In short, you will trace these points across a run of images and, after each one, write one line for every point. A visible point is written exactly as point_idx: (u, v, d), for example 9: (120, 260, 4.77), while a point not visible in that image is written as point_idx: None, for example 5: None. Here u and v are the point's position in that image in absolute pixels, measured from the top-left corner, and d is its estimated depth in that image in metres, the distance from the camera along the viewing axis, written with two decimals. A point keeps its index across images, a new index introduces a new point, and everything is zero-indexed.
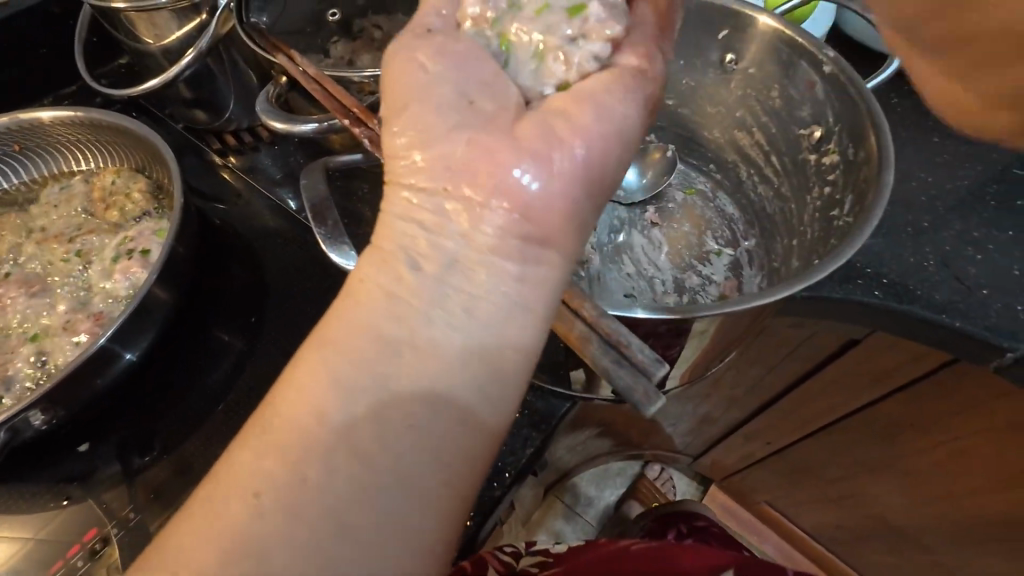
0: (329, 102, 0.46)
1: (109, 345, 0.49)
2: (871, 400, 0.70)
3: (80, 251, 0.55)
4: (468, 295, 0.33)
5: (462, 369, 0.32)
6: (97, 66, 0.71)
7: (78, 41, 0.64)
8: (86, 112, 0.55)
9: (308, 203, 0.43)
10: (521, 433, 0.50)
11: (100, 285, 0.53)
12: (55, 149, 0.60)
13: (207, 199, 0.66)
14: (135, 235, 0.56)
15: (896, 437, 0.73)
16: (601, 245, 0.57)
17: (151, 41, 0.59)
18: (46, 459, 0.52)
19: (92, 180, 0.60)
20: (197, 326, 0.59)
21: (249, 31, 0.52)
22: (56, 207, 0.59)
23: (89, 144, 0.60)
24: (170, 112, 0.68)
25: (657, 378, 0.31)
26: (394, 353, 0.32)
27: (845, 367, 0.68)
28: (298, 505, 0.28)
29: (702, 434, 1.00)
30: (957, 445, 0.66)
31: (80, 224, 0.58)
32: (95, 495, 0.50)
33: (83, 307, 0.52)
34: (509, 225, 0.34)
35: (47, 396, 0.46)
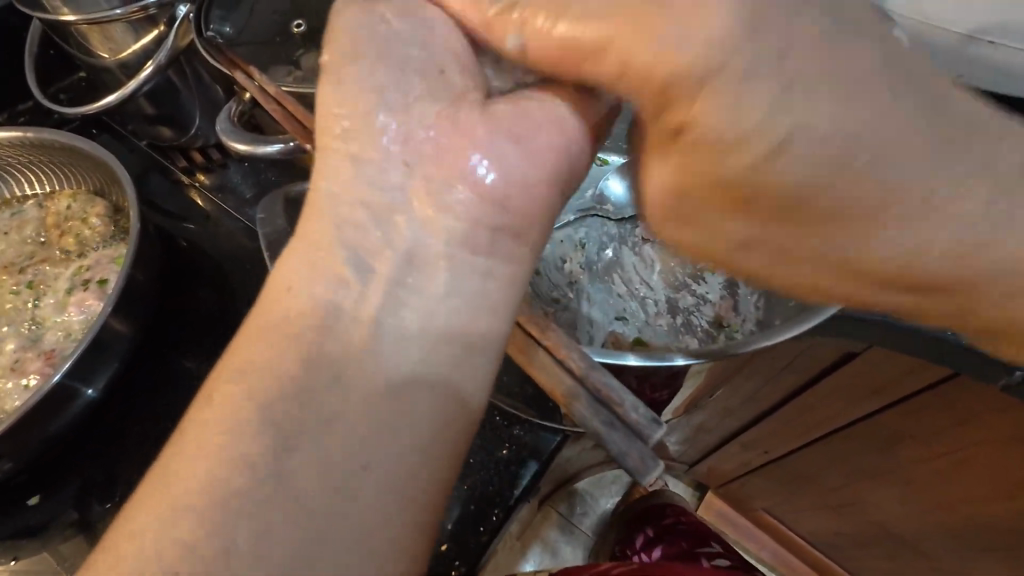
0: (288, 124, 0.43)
1: (64, 384, 0.46)
2: (874, 411, 0.68)
3: (31, 283, 0.52)
4: (418, 304, 0.31)
5: (399, 395, 0.29)
6: (54, 80, 0.67)
7: (30, 60, 0.61)
8: (35, 132, 0.51)
9: (268, 236, 0.40)
10: (509, 469, 0.47)
11: (53, 320, 0.49)
12: (5, 172, 0.57)
13: (173, 219, 0.62)
14: (92, 263, 0.52)
15: (897, 445, 0.70)
16: (589, 263, 0.55)
17: (107, 55, 0.56)
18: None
19: (47, 205, 0.57)
20: (158, 357, 0.55)
21: (207, 46, 0.50)
22: (7, 234, 0.55)
23: (42, 166, 0.56)
24: (132, 129, 0.64)
25: (652, 441, 0.29)
26: (329, 374, 0.29)
27: (844, 378, 0.65)
28: (251, 560, 0.26)
29: (698, 443, 0.98)
30: (959, 455, 0.63)
31: (33, 252, 0.54)
32: (52, 546, 0.47)
33: (34, 344, 0.49)
34: (467, 223, 0.32)
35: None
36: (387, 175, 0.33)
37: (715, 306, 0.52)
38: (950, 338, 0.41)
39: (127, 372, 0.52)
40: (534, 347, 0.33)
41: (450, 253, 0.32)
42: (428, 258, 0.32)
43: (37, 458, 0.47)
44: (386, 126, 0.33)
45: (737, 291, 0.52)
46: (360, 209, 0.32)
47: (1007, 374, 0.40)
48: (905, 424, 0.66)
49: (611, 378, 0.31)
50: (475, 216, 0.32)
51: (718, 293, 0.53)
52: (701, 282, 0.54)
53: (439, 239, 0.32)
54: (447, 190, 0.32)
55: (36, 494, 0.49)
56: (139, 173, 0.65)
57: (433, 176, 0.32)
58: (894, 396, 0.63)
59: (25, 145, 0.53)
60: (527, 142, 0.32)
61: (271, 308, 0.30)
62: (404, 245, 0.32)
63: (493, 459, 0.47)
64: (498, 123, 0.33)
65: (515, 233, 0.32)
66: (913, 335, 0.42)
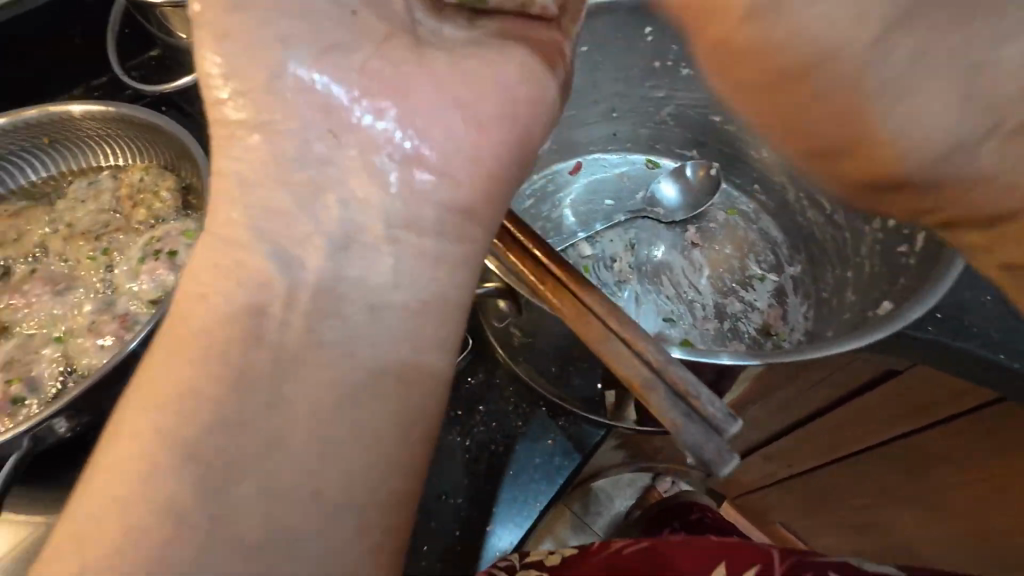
0: None
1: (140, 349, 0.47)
2: (908, 432, 0.67)
3: (107, 250, 0.56)
4: (353, 286, 0.32)
5: (320, 370, 0.30)
6: (128, 58, 0.70)
7: (111, 37, 0.63)
8: (120, 107, 0.53)
9: None
10: (552, 460, 0.48)
11: (126, 286, 0.52)
12: (79, 142, 0.59)
13: None
14: (163, 235, 0.55)
15: (928, 467, 0.70)
16: (640, 264, 0.58)
17: (185, 37, 0.58)
18: (65, 461, 0.50)
19: (120, 176, 0.59)
20: None
21: None
22: (84, 202, 0.58)
23: (119, 140, 0.59)
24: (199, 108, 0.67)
25: (727, 434, 0.30)
26: (248, 343, 0.30)
27: (881, 397, 0.65)
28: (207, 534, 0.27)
29: None
30: (993, 482, 0.63)
31: (108, 221, 0.58)
32: None
33: (108, 307, 0.52)
34: (410, 204, 0.33)
35: (73, 404, 0.45)
36: (304, 148, 0.34)
37: (763, 313, 0.53)
38: (1002, 363, 0.41)
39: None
40: (605, 328, 0.33)
41: (388, 231, 0.33)
42: (364, 238, 0.33)
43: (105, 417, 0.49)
44: (299, 87, 0.34)
45: (786, 300, 0.55)
46: (282, 193, 0.33)
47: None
48: (942, 448, 0.65)
49: (686, 372, 0.32)
50: (411, 196, 0.33)
51: (765, 300, 0.54)
52: (752, 294, 0.55)
53: (373, 217, 0.33)
54: (381, 169, 0.34)
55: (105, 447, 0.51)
56: None
57: (360, 153, 0.34)
58: (931, 418, 0.63)
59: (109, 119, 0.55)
60: (450, 120, 0.34)
61: (199, 289, 0.32)
62: (338, 225, 0.33)
63: (536, 447, 0.49)
64: (420, 95, 0.34)
65: (464, 208, 0.34)
66: (965, 357, 0.42)
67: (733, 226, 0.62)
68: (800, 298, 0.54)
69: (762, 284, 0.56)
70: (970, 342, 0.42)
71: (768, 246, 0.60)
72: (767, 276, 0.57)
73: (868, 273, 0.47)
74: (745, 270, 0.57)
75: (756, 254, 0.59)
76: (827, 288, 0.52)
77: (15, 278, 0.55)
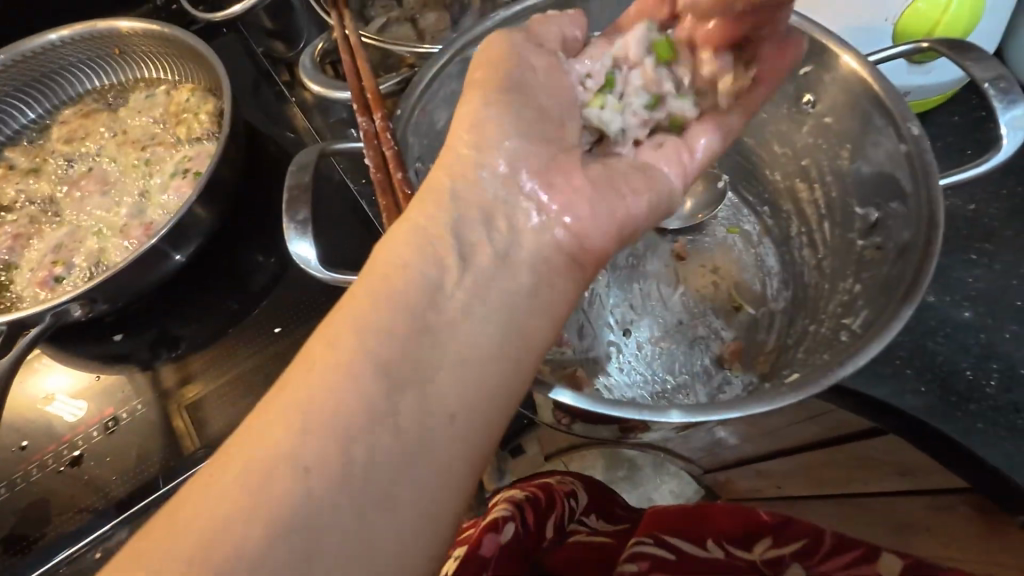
0: (350, 79, 0.42)
1: (161, 247, 0.55)
2: (890, 490, 0.71)
3: (148, 160, 0.63)
4: None
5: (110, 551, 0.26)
6: None
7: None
8: (169, 29, 0.61)
9: (289, 182, 0.38)
10: None
11: (157, 198, 0.61)
12: (143, 59, 0.67)
13: (265, 122, 0.68)
14: (193, 156, 0.63)
15: (895, 499, 0.71)
16: (615, 267, 0.55)
17: None
18: (94, 336, 0.58)
19: (171, 93, 0.67)
20: (238, 242, 0.63)
21: None
22: (140, 112, 0.66)
23: (165, 57, 0.66)
24: (252, 37, 0.72)
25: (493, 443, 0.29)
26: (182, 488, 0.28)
27: (873, 448, 0.67)
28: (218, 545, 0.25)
29: (712, 456, 0.93)
30: (932, 520, 0.68)
31: (155, 133, 0.65)
32: (126, 373, 0.57)
33: (139, 215, 0.60)
34: None
35: (89, 294, 0.52)
36: None
37: (724, 345, 0.51)
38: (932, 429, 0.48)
39: (206, 251, 0.62)
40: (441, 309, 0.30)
41: None
42: None
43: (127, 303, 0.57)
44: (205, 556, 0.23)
45: (754, 338, 0.51)
46: None
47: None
48: (919, 513, 0.69)
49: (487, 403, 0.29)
50: None
51: (734, 333, 0.52)
52: (702, 332, 0.52)
53: None
54: None
55: (123, 332, 0.59)
56: (251, 85, 0.71)
57: None
58: (919, 484, 0.66)
59: (155, 36, 0.63)
60: None
61: None
62: None
63: None
64: None
65: None
66: (875, 405, 0.50)
67: (732, 246, 0.55)
68: (773, 334, 0.50)
69: (735, 315, 0.52)
70: (936, 422, 0.47)
71: (759, 274, 0.54)
72: (745, 307, 0.52)
73: (819, 334, 0.42)
74: (724, 296, 0.53)
75: (744, 279, 0.54)
76: (793, 337, 0.47)
77: (72, 172, 0.64)
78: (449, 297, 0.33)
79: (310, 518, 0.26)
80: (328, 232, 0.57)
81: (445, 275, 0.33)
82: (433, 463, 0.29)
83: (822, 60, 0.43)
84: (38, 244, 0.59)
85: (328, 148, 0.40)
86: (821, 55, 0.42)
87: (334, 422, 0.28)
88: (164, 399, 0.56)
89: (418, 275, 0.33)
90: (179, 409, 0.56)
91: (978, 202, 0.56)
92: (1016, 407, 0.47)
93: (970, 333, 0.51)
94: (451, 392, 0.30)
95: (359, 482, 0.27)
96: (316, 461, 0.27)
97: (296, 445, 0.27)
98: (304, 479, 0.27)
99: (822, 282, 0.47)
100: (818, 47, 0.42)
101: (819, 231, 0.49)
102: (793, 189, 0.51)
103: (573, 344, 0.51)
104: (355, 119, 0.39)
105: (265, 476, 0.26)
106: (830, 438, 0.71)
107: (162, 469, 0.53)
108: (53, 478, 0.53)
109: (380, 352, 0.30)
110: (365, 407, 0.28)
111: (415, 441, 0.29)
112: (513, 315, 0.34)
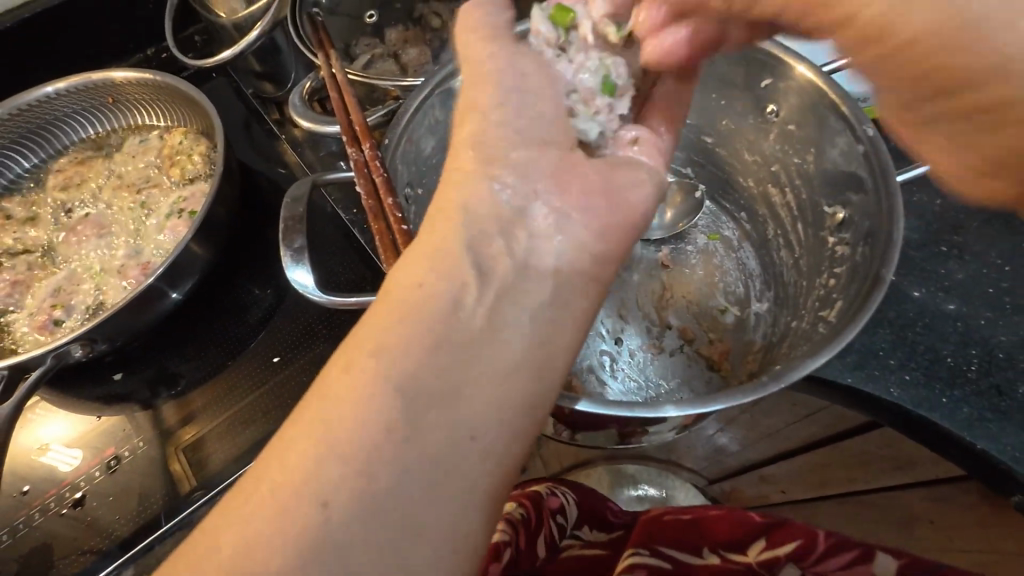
0: (339, 113, 0.44)
1: (159, 285, 0.56)
2: (892, 486, 0.71)
3: (144, 203, 0.65)
4: None
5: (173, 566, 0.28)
6: (184, 26, 0.77)
7: (169, 14, 0.71)
8: (162, 76, 0.64)
9: (284, 213, 0.40)
10: None
11: (154, 238, 0.62)
12: (137, 106, 0.70)
13: (257, 160, 0.70)
14: (187, 196, 0.64)
15: (897, 495, 0.72)
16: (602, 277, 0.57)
17: (225, 15, 0.66)
18: (93, 378, 0.59)
19: (165, 137, 0.69)
20: (235, 277, 0.64)
21: (300, 25, 0.56)
22: (134, 157, 0.68)
23: (158, 103, 0.69)
24: (241, 79, 0.75)
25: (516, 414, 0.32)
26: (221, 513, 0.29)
27: (870, 445, 0.68)
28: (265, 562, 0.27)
29: (714, 464, 0.93)
30: (934, 511, 0.68)
31: (150, 176, 0.67)
32: (129, 412, 0.58)
33: (137, 255, 0.61)
34: None
35: (87, 335, 0.52)
36: None
37: (711, 346, 0.53)
38: (918, 417, 0.49)
39: (205, 285, 0.63)
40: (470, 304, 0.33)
41: None
42: None
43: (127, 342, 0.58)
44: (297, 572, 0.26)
45: (741, 337, 0.53)
46: None
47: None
48: (920, 506, 0.70)
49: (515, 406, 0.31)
50: None
51: (720, 334, 0.53)
52: (690, 335, 0.54)
53: None
54: None
55: (122, 371, 0.59)
56: (242, 126, 0.73)
57: None
58: (916, 476, 0.67)
59: (148, 84, 0.65)
60: None
61: None
62: None
63: None
64: None
65: None
66: (862, 397, 0.51)
67: (713, 252, 0.57)
68: (759, 333, 0.51)
69: (721, 318, 0.54)
70: (920, 410, 0.49)
71: (741, 277, 0.56)
72: (729, 309, 0.54)
73: (801, 327, 0.44)
74: (709, 300, 0.55)
75: (727, 283, 0.56)
76: (779, 333, 0.48)
77: (69, 218, 0.65)
78: (471, 319, 0.33)
79: (339, 542, 0.27)
80: (323, 261, 0.59)
81: (466, 296, 0.33)
82: (456, 468, 0.30)
83: (778, 72, 0.46)
84: (38, 289, 0.60)
85: (321, 178, 0.42)
86: (774, 67, 0.45)
87: (362, 449, 0.29)
88: (164, 442, 0.56)
89: (440, 298, 0.33)
90: (177, 453, 0.56)
91: (944, 196, 0.58)
92: (995, 389, 0.49)
93: (947, 322, 0.52)
94: (473, 411, 0.31)
95: (386, 507, 0.28)
96: (347, 490, 0.28)
97: (326, 471, 0.28)
98: (333, 503, 0.28)
99: (801, 280, 0.48)
100: (771, 60, 0.45)
101: (793, 232, 0.51)
102: (766, 195, 0.54)
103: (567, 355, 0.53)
104: (346, 149, 0.41)
105: (294, 500, 0.28)
106: (828, 438, 0.72)
107: (169, 504, 0.53)
108: (54, 522, 0.53)
109: (415, 369, 0.31)
110: (392, 434, 0.29)
111: (439, 464, 0.30)
112: (534, 330, 0.34)
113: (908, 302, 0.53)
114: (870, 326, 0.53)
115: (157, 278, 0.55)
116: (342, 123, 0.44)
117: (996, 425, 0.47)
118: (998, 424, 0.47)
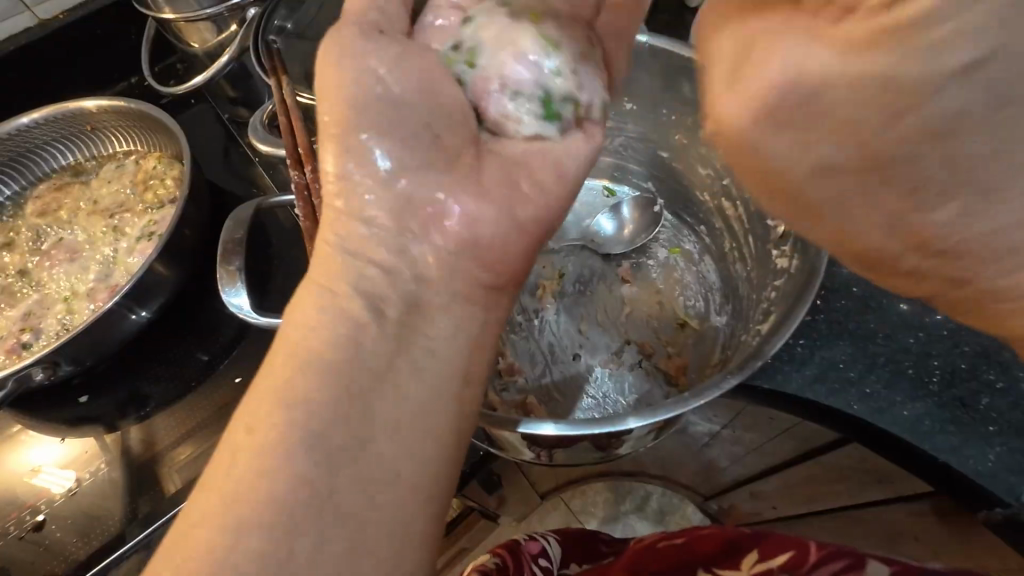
0: (286, 137, 0.45)
1: (122, 308, 0.57)
2: (877, 500, 0.69)
3: (115, 227, 0.66)
4: None
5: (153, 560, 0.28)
6: (162, 56, 0.80)
7: (146, 45, 0.73)
8: (132, 103, 0.65)
9: (227, 237, 0.41)
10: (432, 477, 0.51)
11: (124, 262, 0.63)
12: (113, 133, 0.71)
13: (233, 182, 0.72)
14: (158, 220, 0.66)
15: (883, 511, 0.69)
16: (563, 293, 0.57)
17: (197, 44, 0.68)
18: (60, 400, 0.60)
19: (140, 163, 0.71)
20: (204, 299, 0.65)
21: (263, 52, 0.58)
22: (109, 182, 0.70)
23: (132, 130, 0.70)
24: (218, 105, 0.77)
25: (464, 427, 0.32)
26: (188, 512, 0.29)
27: (849, 461, 0.66)
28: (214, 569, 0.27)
29: (706, 480, 0.91)
30: (919, 524, 0.66)
31: (123, 201, 0.68)
32: (95, 434, 0.58)
33: (106, 278, 0.63)
34: None
35: (49, 357, 0.53)
36: None
37: (668, 359, 0.52)
38: (879, 431, 0.49)
39: (177, 305, 0.64)
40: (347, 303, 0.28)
41: None
42: None
43: (91, 365, 0.58)
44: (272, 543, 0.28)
45: (700, 347, 0.52)
46: None
47: (990, 508, 0.45)
48: (904, 520, 0.68)
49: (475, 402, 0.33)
50: None
51: (680, 348, 0.53)
52: (649, 349, 0.53)
53: None
54: None
55: (87, 394, 0.60)
56: (220, 149, 0.75)
57: None
58: (898, 491, 0.65)
59: (119, 111, 0.67)
60: None
61: None
62: None
63: None
64: None
65: None
66: (822, 409, 0.51)
67: (675, 266, 0.57)
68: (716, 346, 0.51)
69: (680, 330, 0.54)
70: (882, 421, 0.48)
71: (702, 290, 0.55)
72: (689, 322, 0.54)
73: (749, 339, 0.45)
74: (668, 313, 0.55)
75: (687, 296, 0.56)
76: (733, 344, 0.48)
77: (43, 243, 0.66)
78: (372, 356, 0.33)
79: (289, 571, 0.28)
80: (291, 280, 0.59)
81: None
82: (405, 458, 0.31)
83: None
84: (8, 314, 0.61)
85: (265, 201, 0.43)
86: None
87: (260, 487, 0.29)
88: (152, 460, 0.57)
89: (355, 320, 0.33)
90: (170, 471, 0.56)
91: None
92: (952, 399, 0.48)
93: (910, 331, 0.51)
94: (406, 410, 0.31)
95: (307, 541, 0.28)
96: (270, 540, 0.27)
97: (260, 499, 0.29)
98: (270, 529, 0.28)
99: (754, 293, 0.49)
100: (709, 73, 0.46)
101: (747, 247, 0.52)
102: (721, 208, 0.55)
103: (526, 373, 0.53)
104: (287, 172, 0.42)
105: (221, 552, 0.28)
106: (810, 453, 0.70)
107: (129, 523, 0.53)
108: (21, 541, 0.53)
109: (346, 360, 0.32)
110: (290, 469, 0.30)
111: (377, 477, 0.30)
112: None
113: (870, 313, 0.52)
114: (830, 336, 0.52)
115: (118, 300, 0.56)
116: (288, 149, 0.45)
117: (955, 437, 0.47)
118: (954, 432, 0.47)
